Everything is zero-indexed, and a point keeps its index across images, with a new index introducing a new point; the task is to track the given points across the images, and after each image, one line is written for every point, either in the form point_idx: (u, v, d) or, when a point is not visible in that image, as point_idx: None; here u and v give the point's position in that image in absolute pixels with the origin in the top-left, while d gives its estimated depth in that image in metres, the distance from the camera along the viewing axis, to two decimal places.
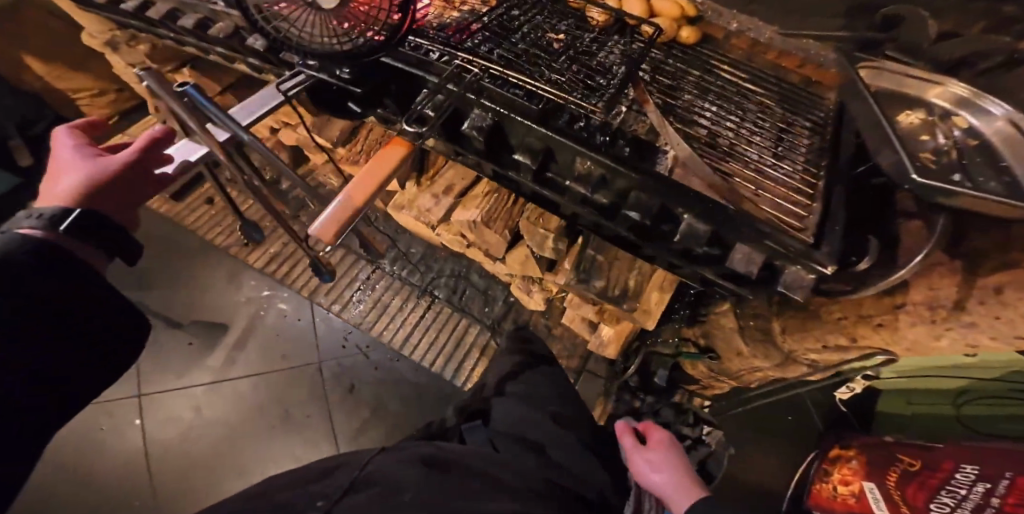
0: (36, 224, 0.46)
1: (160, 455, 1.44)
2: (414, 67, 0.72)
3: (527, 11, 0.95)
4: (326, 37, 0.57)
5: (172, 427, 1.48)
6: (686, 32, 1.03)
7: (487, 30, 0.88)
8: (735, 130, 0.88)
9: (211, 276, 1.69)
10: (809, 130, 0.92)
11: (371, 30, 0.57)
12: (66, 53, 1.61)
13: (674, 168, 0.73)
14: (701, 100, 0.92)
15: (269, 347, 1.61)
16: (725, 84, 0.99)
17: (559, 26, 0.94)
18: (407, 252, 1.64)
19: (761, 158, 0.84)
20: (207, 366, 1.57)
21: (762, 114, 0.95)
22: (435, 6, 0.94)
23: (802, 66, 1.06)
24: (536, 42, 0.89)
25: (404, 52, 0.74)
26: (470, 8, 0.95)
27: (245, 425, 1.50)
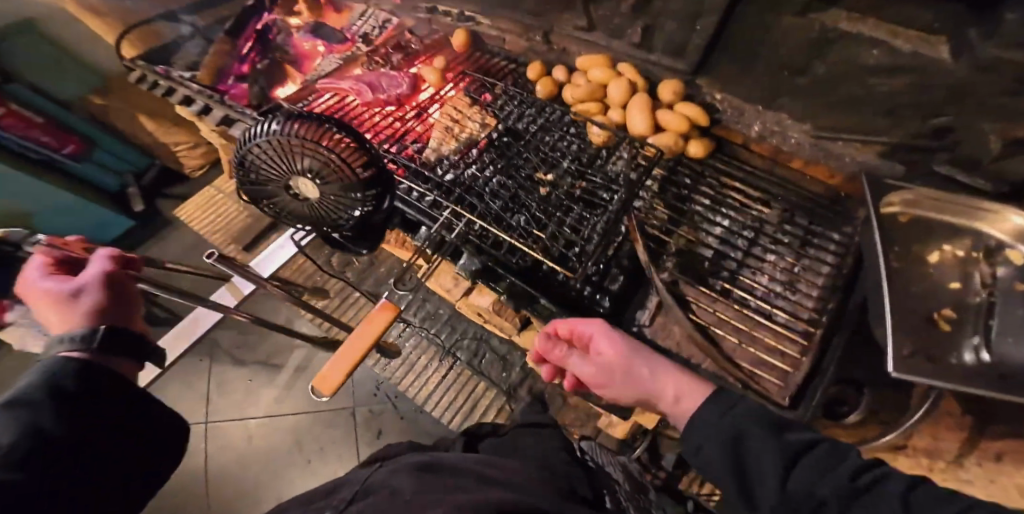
0: (74, 347, 0.47)
1: (219, 476, 1.67)
2: (415, 214, 1.05)
3: (526, 143, 1.21)
4: (348, 204, 0.81)
5: (230, 453, 1.72)
6: (693, 145, 1.14)
7: (493, 167, 1.17)
8: (736, 254, 1.04)
9: (268, 322, 1.95)
10: (825, 238, 1.02)
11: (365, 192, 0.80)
12: (166, 117, 2.31)
13: (654, 316, 1.03)
14: (702, 223, 1.09)
15: (313, 388, 1.81)
16: (725, 199, 1.12)
17: (560, 148, 1.21)
18: (436, 311, 1.72)
19: (761, 283, 1.00)
20: (263, 401, 1.81)
21: (768, 225, 1.06)
22: (438, 133, 1.24)
23: (829, 172, 1.09)
24: (538, 173, 1.17)
25: (410, 202, 1.07)
26: (467, 136, 1.23)
27: (287, 458, 1.69)
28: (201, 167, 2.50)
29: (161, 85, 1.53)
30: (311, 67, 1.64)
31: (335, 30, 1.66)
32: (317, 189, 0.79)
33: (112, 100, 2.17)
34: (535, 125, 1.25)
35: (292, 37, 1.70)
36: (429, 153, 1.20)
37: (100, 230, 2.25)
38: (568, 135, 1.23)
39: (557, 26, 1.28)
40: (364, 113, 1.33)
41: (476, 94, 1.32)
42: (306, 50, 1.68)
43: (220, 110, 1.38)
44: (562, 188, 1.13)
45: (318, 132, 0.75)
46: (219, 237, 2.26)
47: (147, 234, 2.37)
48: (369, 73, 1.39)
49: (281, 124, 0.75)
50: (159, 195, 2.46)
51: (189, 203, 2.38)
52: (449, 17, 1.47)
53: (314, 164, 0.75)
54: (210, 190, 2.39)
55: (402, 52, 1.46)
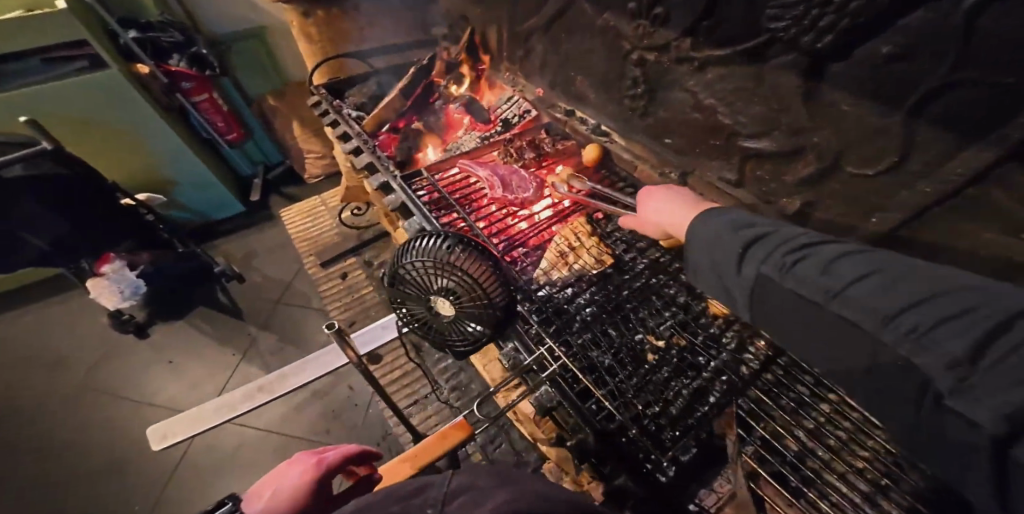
0: None
1: (190, 473, 1.72)
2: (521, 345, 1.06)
3: (641, 296, 1.19)
4: (480, 319, 0.86)
5: (212, 454, 1.76)
6: None
7: (594, 311, 1.15)
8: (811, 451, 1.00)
9: (314, 338, 2.10)
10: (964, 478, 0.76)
11: (496, 313, 0.85)
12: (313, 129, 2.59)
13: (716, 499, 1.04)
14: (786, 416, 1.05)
15: (323, 415, 1.85)
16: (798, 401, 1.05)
17: (669, 301, 1.18)
18: (466, 385, 1.83)
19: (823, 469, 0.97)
20: (267, 412, 1.86)
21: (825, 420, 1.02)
22: (551, 255, 1.27)
23: None
24: (633, 321, 1.16)
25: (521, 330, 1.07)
26: (581, 267, 1.23)
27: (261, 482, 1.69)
28: (317, 176, 2.77)
29: (330, 116, 1.73)
30: (453, 137, 1.83)
31: (483, 108, 1.81)
32: (454, 309, 0.86)
33: (281, 103, 2.52)
34: (646, 266, 1.24)
35: (447, 105, 1.90)
36: (537, 272, 1.24)
37: (215, 210, 2.48)
38: (677, 288, 1.20)
39: (698, 170, 1.20)
40: (483, 200, 1.42)
41: (591, 217, 1.34)
42: (454, 119, 1.86)
43: (366, 156, 1.53)
44: (657, 350, 1.11)
45: (478, 267, 0.85)
46: (305, 246, 2.42)
47: (248, 219, 2.59)
48: (503, 166, 1.48)
49: (446, 246, 0.86)
50: (273, 189, 2.73)
51: (295, 206, 2.60)
52: (585, 125, 1.51)
53: (462, 288, 0.84)
54: (315, 200, 2.63)
55: (535, 150, 1.51)
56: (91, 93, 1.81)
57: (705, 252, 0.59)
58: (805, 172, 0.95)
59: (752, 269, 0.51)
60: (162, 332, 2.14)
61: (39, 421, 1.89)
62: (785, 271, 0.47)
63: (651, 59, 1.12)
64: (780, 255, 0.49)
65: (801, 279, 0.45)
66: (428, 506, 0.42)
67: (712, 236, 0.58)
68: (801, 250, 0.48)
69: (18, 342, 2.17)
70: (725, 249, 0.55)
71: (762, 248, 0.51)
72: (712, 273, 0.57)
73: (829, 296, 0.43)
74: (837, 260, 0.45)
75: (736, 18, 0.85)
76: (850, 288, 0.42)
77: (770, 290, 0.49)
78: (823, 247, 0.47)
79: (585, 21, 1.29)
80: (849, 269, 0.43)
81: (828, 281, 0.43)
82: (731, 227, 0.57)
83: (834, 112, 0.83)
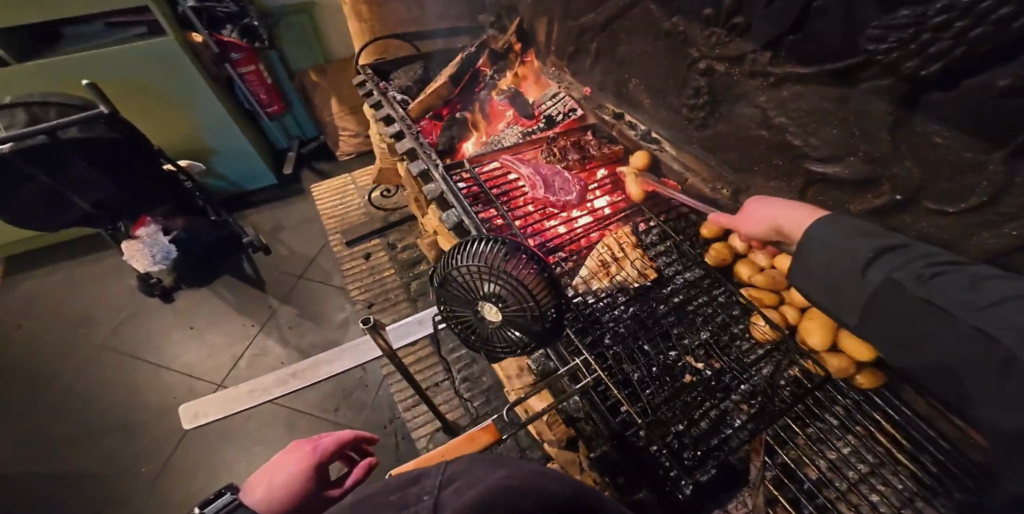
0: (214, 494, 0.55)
1: (200, 436, 1.78)
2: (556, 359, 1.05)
3: (683, 317, 1.14)
4: (524, 328, 0.85)
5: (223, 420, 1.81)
6: (863, 378, 0.96)
7: (629, 323, 1.13)
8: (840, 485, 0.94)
9: (331, 315, 2.11)
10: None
11: (541, 323, 0.84)
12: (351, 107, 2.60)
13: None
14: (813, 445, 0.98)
15: (334, 393, 1.87)
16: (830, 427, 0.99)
17: (710, 320, 1.14)
18: (478, 378, 1.83)
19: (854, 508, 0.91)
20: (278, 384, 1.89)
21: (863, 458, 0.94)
22: (592, 264, 1.23)
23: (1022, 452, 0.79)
24: (670, 339, 1.11)
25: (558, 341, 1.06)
26: (622, 279, 1.19)
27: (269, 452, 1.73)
28: (350, 154, 2.77)
29: (375, 97, 1.74)
30: (495, 129, 1.80)
31: (527, 102, 1.76)
32: (500, 315, 0.86)
33: (322, 79, 2.53)
34: (685, 281, 1.21)
35: (492, 96, 1.85)
36: (576, 280, 1.21)
37: (249, 181, 2.51)
38: (716, 304, 1.16)
39: (754, 188, 1.16)
40: (520, 199, 1.40)
41: (633, 227, 1.32)
42: (497, 111, 1.82)
43: (408, 141, 1.52)
44: (694, 370, 1.06)
45: (530, 275, 0.84)
46: (332, 223, 2.44)
47: (278, 191, 2.61)
48: (545, 165, 1.44)
49: (497, 251, 0.86)
50: (305, 164, 2.75)
51: (325, 184, 2.63)
52: (635, 131, 1.46)
53: (510, 294, 0.83)
54: (345, 178, 2.65)
55: (580, 152, 1.47)
56: (149, 59, 1.82)
57: (821, 251, 0.63)
58: (875, 204, 0.89)
59: (879, 274, 0.56)
60: (187, 298, 2.19)
61: (70, 373, 1.96)
62: (921, 282, 0.52)
63: (719, 69, 1.08)
64: (916, 268, 0.54)
65: (938, 291, 0.51)
66: (425, 492, 0.39)
67: (836, 238, 0.62)
68: (940, 267, 0.53)
69: (56, 294, 2.25)
70: (852, 251, 0.59)
71: (896, 259, 0.56)
72: (825, 271, 0.62)
73: (969, 310, 0.48)
74: (982, 281, 0.50)
75: (828, 36, 0.81)
76: (989, 306, 0.47)
77: (895, 295, 0.55)
78: (965, 267, 0.52)
79: (647, 23, 1.24)
80: (992, 290, 0.48)
81: (971, 297, 0.49)
82: (859, 232, 0.60)
83: (926, 143, 0.75)
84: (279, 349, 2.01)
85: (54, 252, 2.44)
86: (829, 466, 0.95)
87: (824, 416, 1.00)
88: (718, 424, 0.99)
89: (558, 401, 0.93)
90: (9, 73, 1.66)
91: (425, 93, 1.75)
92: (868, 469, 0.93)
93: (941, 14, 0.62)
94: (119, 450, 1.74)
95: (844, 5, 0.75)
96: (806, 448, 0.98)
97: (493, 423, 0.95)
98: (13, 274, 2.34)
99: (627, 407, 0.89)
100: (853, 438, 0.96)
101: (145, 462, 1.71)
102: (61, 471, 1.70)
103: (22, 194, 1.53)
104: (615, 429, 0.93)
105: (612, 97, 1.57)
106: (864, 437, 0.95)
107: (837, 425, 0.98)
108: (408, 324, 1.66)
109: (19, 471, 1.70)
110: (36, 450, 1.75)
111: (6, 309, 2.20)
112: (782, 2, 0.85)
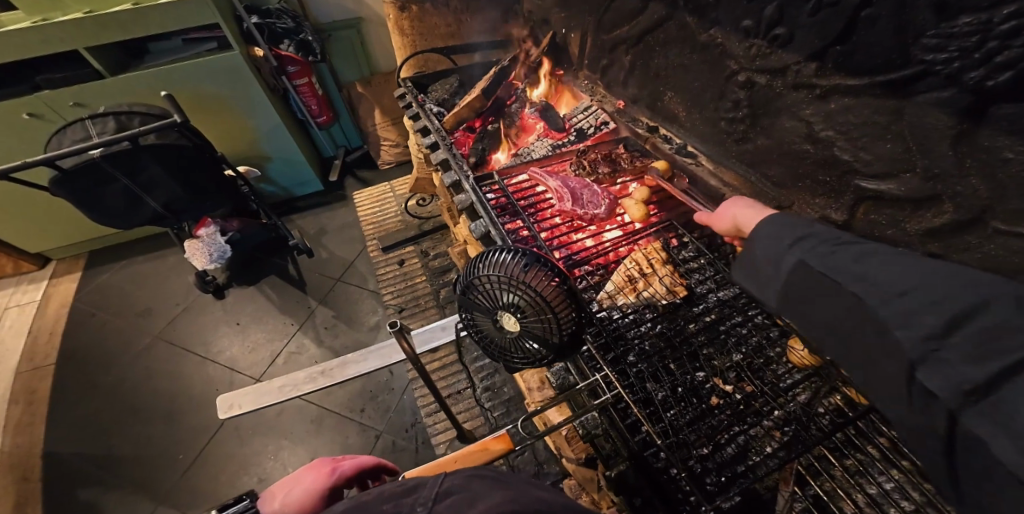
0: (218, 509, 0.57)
1: (233, 428, 1.87)
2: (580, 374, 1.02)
3: (712, 335, 1.09)
4: (540, 340, 0.85)
5: (255, 416, 1.90)
6: None
7: (653, 340, 1.09)
8: None
9: (362, 318, 2.19)
10: None
11: (552, 336, 0.84)
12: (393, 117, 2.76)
13: None
14: (853, 481, 0.88)
15: (358, 396, 1.92)
16: (871, 463, 0.89)
17: (742, 339, 1.08)
18: (499, 387, 1.82)
19: None
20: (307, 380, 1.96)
21: (905, 494, 0.85)
22: (618, 279, 1.19)
23: None
24: (697, 360, 1.06)
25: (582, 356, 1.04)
26: (648, 295, 1.15)
27: (297, 448, 1.79)
28: (390, 162, 2.91)
29: (414, 109, 1.84)
30: (527, 141, 1.82)
31: (557, 116, 1.78)
32: (518, 325, 0.86)
33: (367, 90, 2.72)
34: (716, 298, 1.15)
35: (524, 109, 1.88)
36: (601, 294, 1.18)
37: (298, 186, 2.69)
38: (750, 324, 1.09)
39: (796, 204, 1.10)
40: (548, 211, 1.39)
41: (664, 244, 1.27)
42: (529, 124, 1.85)
43: (443, 153, 1.57)
44: (721, 393, 1.00)
45: (549, 287, 0.83)
46: (370, 229, 2.55)
47: (323, 198, 2.76)
48: (575, 179, 1.43)
49: (513, 261, 0.86)
50: (349, 172, 2.91)
51: (367, 192, 2.76)
52: (669, 144, 1.42)
53: (528, 305, 0.83)
54: (386, 187, 2.78)
55: (611, 165, 1.44)
56: (217, 72, 2.01)
57: (760, 244, 0.67)
58: (936, 223, 0.81)
59: (794, 257, 0.61)
60: (236, 295, 2.35)
61: (131, 360, 2.15)
62: (823, 260, 0.57)
63: (759, 83, 1.05)
64: (822, 248, 0.58)
65: (837, 267, 0.55)
66: (418, 504, 0.40)
67: (771, 228, 0.66)
68: (842, 245, 0.57)
69: (124, 288, 2.48)
70: (780, 241, 0.64)
71: (810, 241, 0.60)
72: (759, 262, 0.66)
73: (855, 279, 0.53)
74: (872, 253, 0.53)
75: (880, 46, 0.76)
76: (866, 273, 0.52)
77: (805, 275, 0.59)
78: (862, 243, 0.56)
79: (685, 37, 1.22)
80: (876, 261, 0.52)
81: (858, 269, 0.53)
82: (787, 221, 0.65)
83: (994, 158, 0.68)
84: (313, 348, 2.10)
85: (126, 248, 2.71)
86: (868, 503, 0.86)
87: (865, 448, 0.91)
88: (746, 450, 0.93)
89: (575, 416, 0.90)
90: (99, 86, 1.87)
91: (460, 106, 1.80)
92: (914, 508, 0.83)
93: (1010, 20, 0.58)
94: (163, 435, 1.88)
95: (897, 13, 0.71)
96: (842, 481, 0.89)
97: (506, 433, 0.94)
98: (91, 268, 2.61)
99: (647, 427, 0.85)
100: (896, 473, 0.87)
101: (184, 450, 1.82)
102: (114, 451, 1.84)
103: (107, 193, 1.72)
104: (633, 447, 0.91)
105: (647, 109, 1.55)
106: (910, 473, 0.86)
107: (880, 458, 0.89)
108: (432, 330, 1.67)
109: (82, 447, 1.86)
110: (97, 428, 1.92)
111: (84, 298, 2.45)
112: (827, 11, 0.82)
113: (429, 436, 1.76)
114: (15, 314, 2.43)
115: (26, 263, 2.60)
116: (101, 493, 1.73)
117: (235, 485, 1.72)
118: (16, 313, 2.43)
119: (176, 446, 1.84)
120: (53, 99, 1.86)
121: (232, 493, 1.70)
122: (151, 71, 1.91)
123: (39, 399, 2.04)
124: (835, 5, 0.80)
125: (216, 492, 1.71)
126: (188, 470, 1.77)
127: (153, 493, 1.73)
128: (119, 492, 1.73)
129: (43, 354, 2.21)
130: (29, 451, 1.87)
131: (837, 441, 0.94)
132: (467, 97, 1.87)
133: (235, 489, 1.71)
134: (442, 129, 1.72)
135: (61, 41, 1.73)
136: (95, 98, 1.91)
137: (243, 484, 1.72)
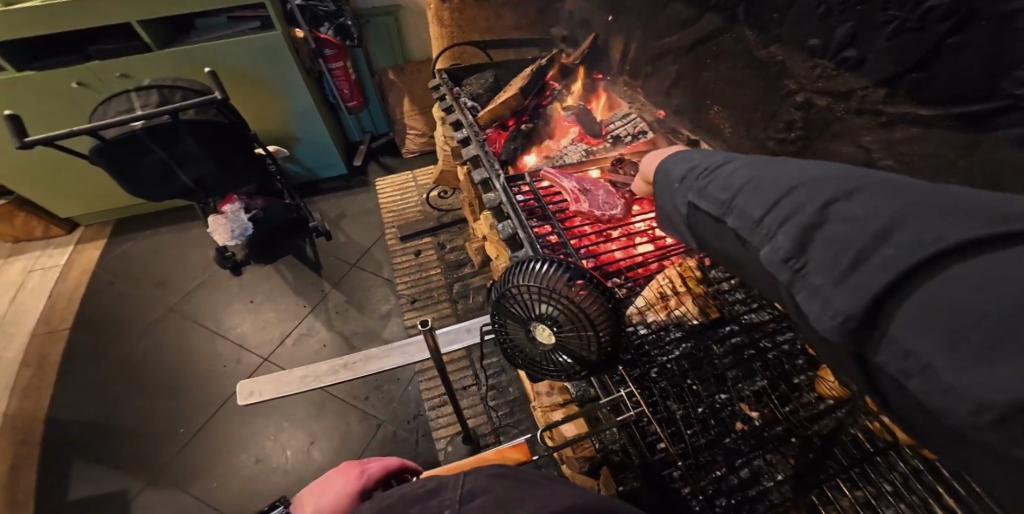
0: None
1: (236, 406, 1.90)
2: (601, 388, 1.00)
3: (740, 359, 1.07)
4: (579, 354, 0.84)
5: None
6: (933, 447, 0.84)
7: (682, 362, 1.06)
8: None
9: (376, 306, 2.19)
10: None
11: (589, 354, 0.83)
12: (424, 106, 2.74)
13: None
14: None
15: (365, 385, 1.93)
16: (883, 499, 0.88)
17: (768, 364, 1.07)
18: (505, 387, 1.82)
19: None
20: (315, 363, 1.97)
21: None
22: (648, 294, 1.18)
23: None
24: (723, 383, 1.04)
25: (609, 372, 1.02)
26: (680, 313, 1.13)
27: (296, 430, 1.81)
28: (414, 152, 2.90)
29: (447, 101, 1.83)
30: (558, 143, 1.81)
31: (594, 121, 1.74)
32: (554, 338, 0.85)
33: (399, 78, 2.72)
34: (745, 321, 1.13)
35: (558, 111, 1.86)
36: (631, 309, 1.16)
37: (323, 169, 2.70)
38: (777, 350, 1.08)
39: None
40: (576, 218, 1.38)
41: (699, 263, 1.24)
42: (563, 127, 1.83)
43: (474, 148, 1.56)
44: (745, 419, 0.99)
45: (594, 304, 0.81)
46: (390, 218, 2.56)
47: (347, 182, 2.77)
48: (606, 187, 1.40)
49: (558, 274, 0.84)
50: (373, 158, 2.91)
51: (390, 180, 2.76)
52: None
53: (566, 319, 0.82)
54: (408, 176, 2.78)
55: None
56: (257, 51, 2.01)
57: (655, 192, 0.63)
58: None
59: (682, 200, 0.56)
60: (254, 273, 2.37)
61: (143, 330, 2.18)
62: (698, 193, 0.53)
63: (818, 104, 1.02)
64: (696, 181, 0.54)
65: (709, 199, 0.51)
66: (444, 507, 0.40)
67: (658, 170, 0.62)
68: (709, 173, 0.53)
69: (144, 258, 2.52)
70: (665, 181, 0.60)
71: (686, 175, 0.56)
72: (663, 210, 0.62)
73: (723, 208, 0.49)
74: (732, 173, 0.49)
75: (964, 76, 0.73)
76: (732, 199, 0.47)
77: (698, 216, 0.54)
78: (727, 165, 0.51)
79: (740, 51, 1.19)
80: (735, 182, 0.48)
81: (724, 197, 0.49)
82: (672, 162, 0.61)
83: None
84: (324, 332, 2.11)
85: (149, 219, 2.74)
86: None
87: (877, 482, 0.90)
88: (759, 475, 0.92)
89: (594, 431, 0.87)
90: (146, 59, 1.89)
91: (495, 103, 1.79)
92: None
93: None
94: (173, 406, 1.91)
95: (991, 43, 0.68)
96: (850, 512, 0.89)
97: (525, 443, 0.94)
98: (115, 235, 2.65)
99: (668, 446, 0.84)
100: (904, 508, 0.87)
101: (185, 424, 1.85)
102: (122, 421, 1.88)
103: (143, 167, 1.74)
104: (650, 464, 0.89)
105: (688, 122, 1.53)
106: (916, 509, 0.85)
107: (888, 492, 0.88)
108: (455, 329, 1.61)
109: (88, 415, 1.90)
110: (108, 395, 1.96)
111: (104, 266, 2.49)
112: (910, 36, 0.79)
113: (431, 429, 1.77)
114: (39, 276, 2.48)
115: (54, 227, 2.65)
116: (109, 458, 1.78)
117: (232, 467, 1.74)
118: (40, 276, 2.48)
119: (185, 419, 1.87)
120: (101, 69, 1.88)
121: (227, 475, 1.72)
122: (196, 47, 1.92)
123: (50, 364, 2.08)
124: (919, 31, 0.77)
125: (216, 466, 1.74)
126: (188, 444, 1.80)
127: (154, 463, 1.76)
128: (125, 459, 1.77)
129: (60, 317, 2.26)
130: (42, 412, 1.92)
131: (852, 473, 0.92)
132: (502, 94, 1.86)
133: (230, 472, 1.73)
134: (475, 124, 1.71)
135: (115, 14, 1.75)
136: (141, 70, 1.92)
137: (237, 465, 1.74)
